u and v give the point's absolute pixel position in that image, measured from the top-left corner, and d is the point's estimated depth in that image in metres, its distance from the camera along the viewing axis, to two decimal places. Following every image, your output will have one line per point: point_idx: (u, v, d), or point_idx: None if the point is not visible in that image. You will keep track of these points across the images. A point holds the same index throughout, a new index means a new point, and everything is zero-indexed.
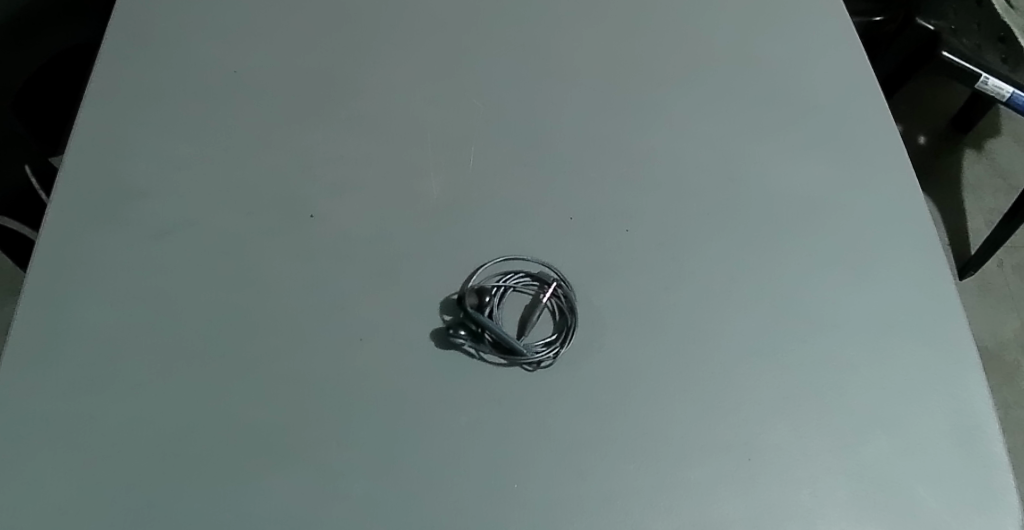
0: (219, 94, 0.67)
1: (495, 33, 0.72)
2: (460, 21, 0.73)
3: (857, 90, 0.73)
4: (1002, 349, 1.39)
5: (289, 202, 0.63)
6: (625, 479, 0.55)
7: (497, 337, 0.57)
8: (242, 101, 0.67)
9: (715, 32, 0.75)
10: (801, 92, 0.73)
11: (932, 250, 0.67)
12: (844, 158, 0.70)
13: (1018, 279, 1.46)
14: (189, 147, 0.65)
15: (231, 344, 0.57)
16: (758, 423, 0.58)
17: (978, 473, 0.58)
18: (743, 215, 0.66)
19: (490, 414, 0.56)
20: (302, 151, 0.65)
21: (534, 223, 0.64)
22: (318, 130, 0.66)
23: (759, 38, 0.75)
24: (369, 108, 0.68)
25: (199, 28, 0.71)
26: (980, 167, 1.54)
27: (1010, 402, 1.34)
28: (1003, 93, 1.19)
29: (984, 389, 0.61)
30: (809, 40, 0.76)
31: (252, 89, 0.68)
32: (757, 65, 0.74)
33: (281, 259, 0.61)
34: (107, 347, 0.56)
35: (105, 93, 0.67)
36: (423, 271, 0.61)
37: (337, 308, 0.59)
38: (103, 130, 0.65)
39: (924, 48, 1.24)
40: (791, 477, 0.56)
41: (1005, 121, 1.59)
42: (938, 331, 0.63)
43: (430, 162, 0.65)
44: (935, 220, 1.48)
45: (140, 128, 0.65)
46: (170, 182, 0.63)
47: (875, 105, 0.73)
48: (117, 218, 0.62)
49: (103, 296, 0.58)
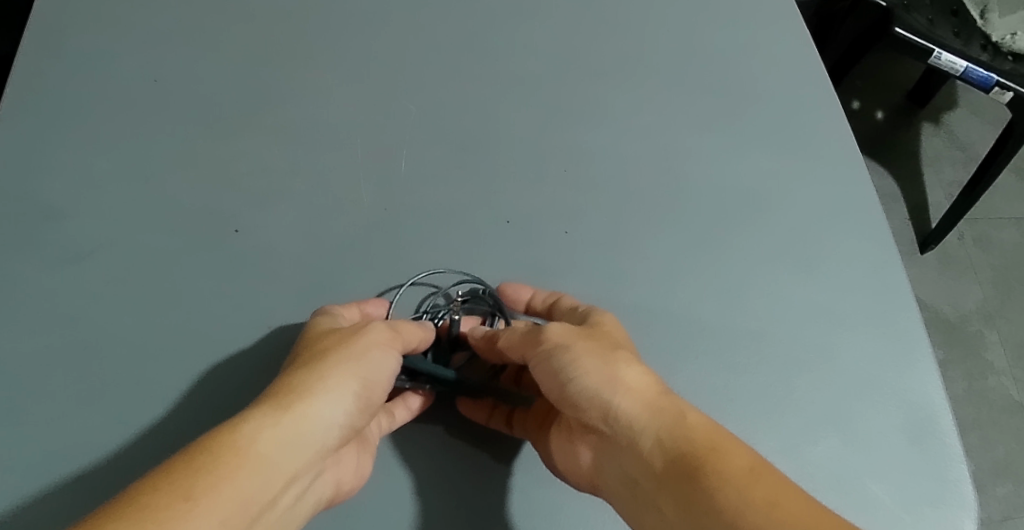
0: (136, 104, 0.65)
1: (425, 30, 0.70)
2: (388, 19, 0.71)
3: (794, 74, 0.73)
4: (964, 321, 1.40)
5: (212, 216, 0.61)
6: (570, 491, 0.56)
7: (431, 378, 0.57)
8: (161, 111, 0.65)
9: (654, 22, 0.74)
10: (739, 78, 0.72)
11: (877, 238, 0.66)
12: (785, 145, 0.69)
13: (978, 251, 1.47)
14: (108, 160, 0.62)
15: (155, 368, 0.55)
16: None
17: (930, 467, 0.57)
18: (685, 210, 0.65)
19: (436, 435, 0.57)
20: (224, 161, 0.63)
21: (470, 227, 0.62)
22: (242, 139, 0.64)
23: (695, 23, 0.74)
24: (295, 113, 0.66)
25: (112, 33, 0.68)
26: (938, 141, 1.55)
27: (973, 374, 1.35)
28: (958, 67, 1.18)
29: (935, 377, 0.61)
30: (748, 26, 0.75)
31: (171, 97, 0.65)
32: (694, 52, 0.73)
33: (208, 278, 0.58)
34: (22, 376, 0.54)
35: (15, 106, 0.63)
36: (358, 285, 0.59)
37: (266, 327, 0.57)
38: (12, 146, 0.62)
39: (877, 27, 1.21)
40: None
41: (961, 92, 1.60)
42: (888, 322, 0.63)
43: (359, 168, 0.63)
44: (894, 197, 1.49)
45: (51, 141, 0.62)
46: (86, 198, 0.61)
47: (814, 89, 0.72)
48: (30, 238, 0.59)
49: (16, 325, 0.56)
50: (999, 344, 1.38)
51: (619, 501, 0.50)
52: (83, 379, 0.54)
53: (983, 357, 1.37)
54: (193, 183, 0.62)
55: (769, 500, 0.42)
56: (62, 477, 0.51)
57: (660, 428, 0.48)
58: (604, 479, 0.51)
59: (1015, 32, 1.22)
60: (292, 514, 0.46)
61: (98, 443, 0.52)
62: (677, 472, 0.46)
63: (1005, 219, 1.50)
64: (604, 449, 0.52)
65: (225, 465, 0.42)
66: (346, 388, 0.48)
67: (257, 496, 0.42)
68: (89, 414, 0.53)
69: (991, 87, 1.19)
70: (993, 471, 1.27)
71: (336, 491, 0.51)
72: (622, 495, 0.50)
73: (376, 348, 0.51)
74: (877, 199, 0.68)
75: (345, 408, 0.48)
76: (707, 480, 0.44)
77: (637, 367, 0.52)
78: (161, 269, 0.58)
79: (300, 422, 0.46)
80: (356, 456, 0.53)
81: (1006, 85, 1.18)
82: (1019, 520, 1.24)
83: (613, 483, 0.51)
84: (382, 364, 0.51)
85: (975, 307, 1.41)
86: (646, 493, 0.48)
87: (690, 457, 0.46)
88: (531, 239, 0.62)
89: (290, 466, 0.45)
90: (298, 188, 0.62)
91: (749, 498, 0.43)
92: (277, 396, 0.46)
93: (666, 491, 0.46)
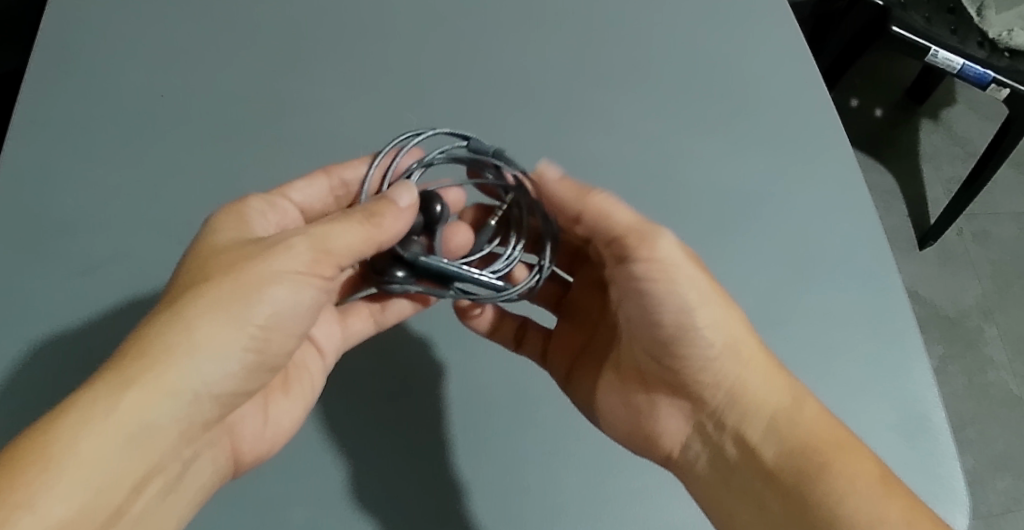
0: (146, 122, 0.67)
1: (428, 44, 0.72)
2: (392, 34, 0.73)
3: (790, 81, 0.74)
4: (964, 316, 1.41)
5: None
6: (572, 489, 0.58)
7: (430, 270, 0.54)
8: (171, 128, 0.67)
9: (652, 31, 0.75)
10: (736, 84, 0.73)
11: (870, 242, 0.68)
12: (783, 151, 0.71)
13: (977, 246, 1.48)
14: (120, 176, 0.64)
15: None
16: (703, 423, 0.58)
17: (924, 464, 0.59)
18: (683, 215, 0.67)
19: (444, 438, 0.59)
20: (234, 176, 0.65)
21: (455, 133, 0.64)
22: (251, 154, 0.66)
23: (693, 29, 0.75)
24: (302, 128, 0.68)
25: (122, 51, 0.70)
26: (936, 137, 1.56)
27: (973, 369, 1.36)
28: (954, 66, 1.20)
29: (927, 376, 0.63)
30: (744, 34, 0.76)
31: (180, 114, 0.67)
32: (691, 59, 0.74)
33: None
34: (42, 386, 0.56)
35: (28, 125, 0.65)
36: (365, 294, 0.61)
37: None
38: (25, 165, 0.64)
39: (874, 25, 1.22)
40: None
41: (960, 88, 1.60)
42: (883, 322, 0.65)
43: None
44: (893, 194, 1.50)
45: (64, 159, 0.64)
46: (100, 214, 0.63)
47: (810, 96, 0.73)
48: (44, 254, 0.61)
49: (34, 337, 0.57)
50: (998, 338, 1.39)
51: (706, 471, 0.57)
52: None
53: (982, 352, 1.38)
54: (204, 198, 0.64)
55: (870, 490, 0.51)
56: None
57: (776, 409, 0.55)
58: (691, 456, 0.58)
59: (1012, 28, 1.22)
60: (168, 505, 0.47)
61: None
62: (793, 463, 0.53)
63: (1004, 213, 1.51)
64: (690, 417, 0.59)
65: (50, 457, 0.40)
66: (224, 338, 0.46)
67: (97, 492, 0.42)
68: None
69: (988, 84, 1.21)
70: (992, 464, 1.29)
71: (236, 458, 0.53)
72: (713, 476, 0.57)
73: (276, 265, 0.48)
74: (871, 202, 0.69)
75: (211, 371, 0.46)
76: (823, 470, 0.52)
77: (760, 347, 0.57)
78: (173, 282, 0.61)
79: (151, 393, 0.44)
80: (261, 413, 0.55)
81: (1002, 82, 1.19)
82: (1018, 513, 1.25)
83: (700, 460, 0.58)
84: (277, 294, 0.48)
85: (974, 301, 1.43)
86: (730, 473, 0.56)
87: (821, 449, 0.53)
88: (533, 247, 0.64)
89: (138, 451, 0.44)
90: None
91: (852, 484, 0.51)
92: (129, 359, 0.44)
93: (780, 485, 0.53)
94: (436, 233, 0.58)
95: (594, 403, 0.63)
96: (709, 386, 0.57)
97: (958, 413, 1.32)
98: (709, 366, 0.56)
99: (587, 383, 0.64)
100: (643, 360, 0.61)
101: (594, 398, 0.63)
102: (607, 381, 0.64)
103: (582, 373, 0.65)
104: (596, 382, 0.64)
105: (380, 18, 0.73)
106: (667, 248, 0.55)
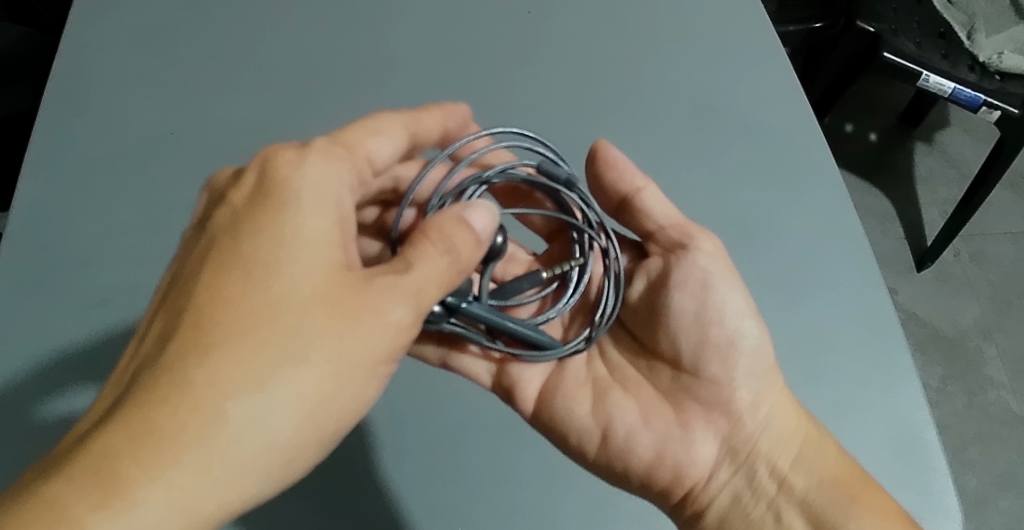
0: (161, 167, 0.71)
1: (428, 87, 0.76)
2: (394, 79, 0.76)
3: (776, 115, 0.77)
4: (963, 336, 1.42)
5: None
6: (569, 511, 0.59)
7: (483, 318, 0.54)
8: (184, 171, 0.71)
9: (643, 68, 0.78)
10: (724, 119, 0.76)
11: (859, 266, 0.69)
12: (770, 181, 0.73)
13: (974, 266, 1.49)
14: (137, 219, 0.68)
15: None
16: (702, 439, 0.60)
17: (917, 481, 0.60)
18: None
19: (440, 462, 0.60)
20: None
21: (467, 130, 0.67)
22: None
23: (681, 67, 0.79)
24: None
25: (139, 99, 0.74)
26: (930, 160, 1.57)
27: (973, 388, 1.37)
28: (946, 89, 1.23)
29: (918, 392, 0.64)
30: (731, 67, 0.79)
31: (192, 157, 0.71)
32: (680, 95, 0.77)
33: None
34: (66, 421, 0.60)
35: (53, 172, 0.70)
36: None
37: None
38: (49, 209, 0.68)
39: (866, 51, 1.25)
40: (746, 504, 0.59)
41: (954, 111, 1.62)
42: (871, 341, 0.66)
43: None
44: (888, 217, 1.52)
45: (85, 203, 0.69)
46: (115, 258, 0.66)
47: (797, 129, 0.76)
48: (66, 295, 0.64)
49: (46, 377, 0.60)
50: (998, 358, 1.40)
51: (726, 503, 0.59)
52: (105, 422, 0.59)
53: (982, 372, 1.39)
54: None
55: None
56: None
57: (803, 438, 0.58)
58: (712, 488, 0.59)
59: (1002, 51, 1.22)
60: None
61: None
62: (824, 497, 0.56)
63: (1001, 234, 1.52)
64: (734, 445, 0.60)
65: None
66: (250, 433, 0.41)
67: None
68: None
69: (979, 106, 1.23)
70: (995, 484, 1.29)
71: None
72: (732, 508, 0.59)
73: (334, 335, 0.43)
74: (858, 226, 0.72)
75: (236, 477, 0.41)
76: (853, 509, 0.54)
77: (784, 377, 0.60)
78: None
79: (157, 498, 0.38)
80: None
81: (993, 103, 1.21)
82: None
83: (723, 491, 0.59)
84: (320, 366, 0.43)
85: (973, 322, 1.43)
86: (751, 508, 0.58)
87: (849, 486, 0.55)
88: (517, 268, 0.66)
89: None
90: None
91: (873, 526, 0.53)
92: (132, 451, 0.38)
93: (815, 520, 0.55)
94: (484, 269, 0.56)
95: (595, 430, 0.60)
96: (747, 409, 0.59)
97: (958, 434, 1.33)
98: (747, 383, 0.59)
99: (581, 408, 0.61)
100: (669, 379, 0.61)
101: (592, 424, 0.60)
102: (608, 406, 0.61)
103: (562, 399, 0.61)
104: (593, 407, 0.61)
105: (382, 65, 0.77)
106: (708, 246, 0.61)
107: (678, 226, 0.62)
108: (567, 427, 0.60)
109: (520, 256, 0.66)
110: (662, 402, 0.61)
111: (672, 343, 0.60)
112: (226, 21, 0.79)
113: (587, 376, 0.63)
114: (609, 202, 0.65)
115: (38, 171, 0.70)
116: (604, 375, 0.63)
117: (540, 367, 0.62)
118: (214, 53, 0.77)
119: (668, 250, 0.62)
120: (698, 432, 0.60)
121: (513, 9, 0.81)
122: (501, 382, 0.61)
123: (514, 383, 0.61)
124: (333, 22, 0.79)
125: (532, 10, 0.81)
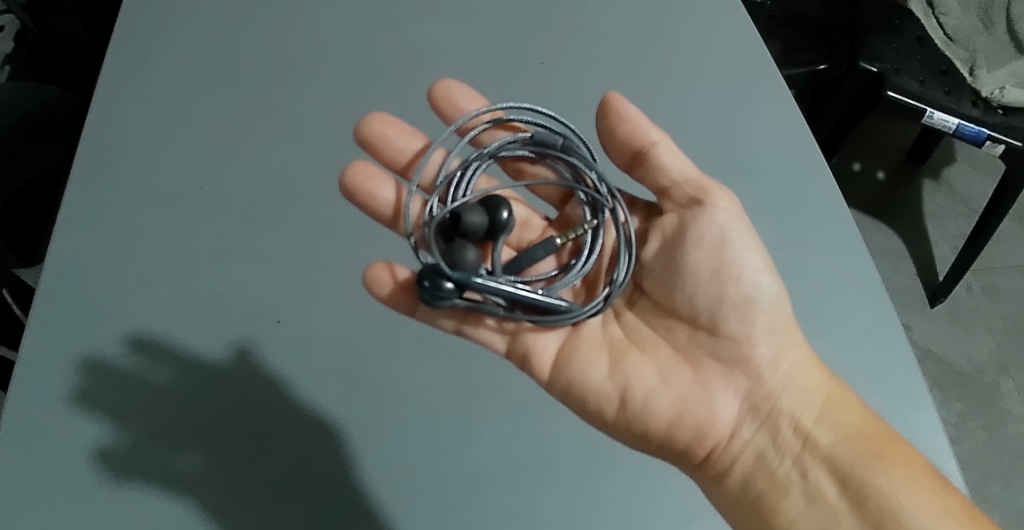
0: (182, 201, 0.72)
1: (442, 127, 0.76)
2: (410, 122, 0.77)
3: (793, 153, 0.76)
4: (978, 371, 1.40)
5: (258, 311, 0.66)
6: (580, 510, 0.59)
7: (496, 293, 0.57)
8: (210, 216, 0.71)
9: (654, 84, 0.80)
10: (736, 158, 0.76)
11: (864, 268, 0.70)
12: (782, 215, 0.73)
13: (987, 300, 1.48)
14: (156, 260, 0.69)
15: (181, 421, 0.62)
16: (718, 395, 0.62)
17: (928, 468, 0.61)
18: None
19: (453, 461, 0.61)
20: (266, 255, 0.69)
21: (457, 97, 0.70)
22: (282, 235, 0.70)
23: (693, 111, 0.79)
24: (330, 209, 0.72)
25: (165, 147, 0.75)
26: (939, 197, 1.59)
27: (992, 424, 1.35)
28: (949, 125, 1.22)
29: (919, 382, 0.64)
30: (740, 81, 0.81)
31: (218, 200, 0.72)
32: (690, 108, 0.79)
33: (241, 341, 0.65)
34: (87, 455, 0.60)
35: (82, 222, 0.71)
36: (383, 337, 0.66)
37: (307, 407, 0.63)
38: (76, 255, 0.69)
39: (869, 91, 1.26)
40: (769, 463, 0.61)
41: (960, 146, 1.65)
42: (876, 332, 0.67)
43: (386, 252, 0.70)
44: (900, 255, 1.53)
45: (115, 250, 0.69)
46: (140, 274, 0.68)
47: (812, 173, 0.75)
48: (92, 335, 0.65)
49: (57, 394, 0.62)
50: (1016, 392, 1.38)
51: (747, 464, 0.61)
52: (116, 436, 0.61)
53: (1000, 406, 1.37)
54: (243, 277, 0.68)
55: (921, 487, 0.56)
56: (116, 519, 0.58)
57: (825, 392, 0.60)
58: (735, 446, 0.62)
59: (1004, 86, 1.20)
60: None
61: (163, 521, 0.58)
62: (850, 453, 0.58)
63: (1011, 267, 1.52)
64: (753, 400, 0.62)
65: None
66: None
67: None
68: (151, 496, 0.59)
69: (984, 141, 1.22)
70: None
71: None
72: (756, 465, 0.61)
73: None
74: (854, 230, 0.72)
75: None
76: (881, 463, 0.57)
77: (801, 332, 0.63)
78: (213, 361, 0.64)
79: None
80: None
81: (996, 138, 1.20)
82: None
83: (746, 450, 0.62)
84: None
85: (989, 356, 1.42)
86: (775, 464, 0.61)
87: (875, 440, 0.58)
88: (533, 239, 0.68)
89: None
90: (329, 270, 0.69)
91: (894, 483, 0.56)
92: None
93: (839, 473, 0.58)
94: (495, 242, 0.60)
95: (615, 393, 0.62)
96: (767, 366, 0.62)
97: (980, 469, 1.31)
98: (767, 340, 0.61)
99: (599, 372, 0.63)
100: (687, 338, 0.64)
101: (610, 388, 0.62)
102: (625, 369, 0.63)
103: (578, 364, 0.63)
104: (611, 370, 0.63)
105: (397, 111, 0.78)
106: (725, 205, 0.64)
107: (693, 182, 0.65)
108: (587, 392, 0.62)
109: (533, 222, 0.69)
110: (679, 362, 0.63)
111: (689, 301, 0.63)
112: (246, 71, 0.80)
113: (603, 340, 0.65)
114: (624, 156, 0.68)
115: (71, 222, 0.70)
116: (620, 338, 0.65)
117: (555, 333, 0.64)
118: (233, 100, 0.78)
119: (683, 207, 0.65)
120: (718, 390, 0.62)
121: (525, 59, 0.82)
122: (517, 349, 0.63)
123: (529, 350, 0.63)
124: (352, 71, 0.80)
125: (544, 61, 0.81)
